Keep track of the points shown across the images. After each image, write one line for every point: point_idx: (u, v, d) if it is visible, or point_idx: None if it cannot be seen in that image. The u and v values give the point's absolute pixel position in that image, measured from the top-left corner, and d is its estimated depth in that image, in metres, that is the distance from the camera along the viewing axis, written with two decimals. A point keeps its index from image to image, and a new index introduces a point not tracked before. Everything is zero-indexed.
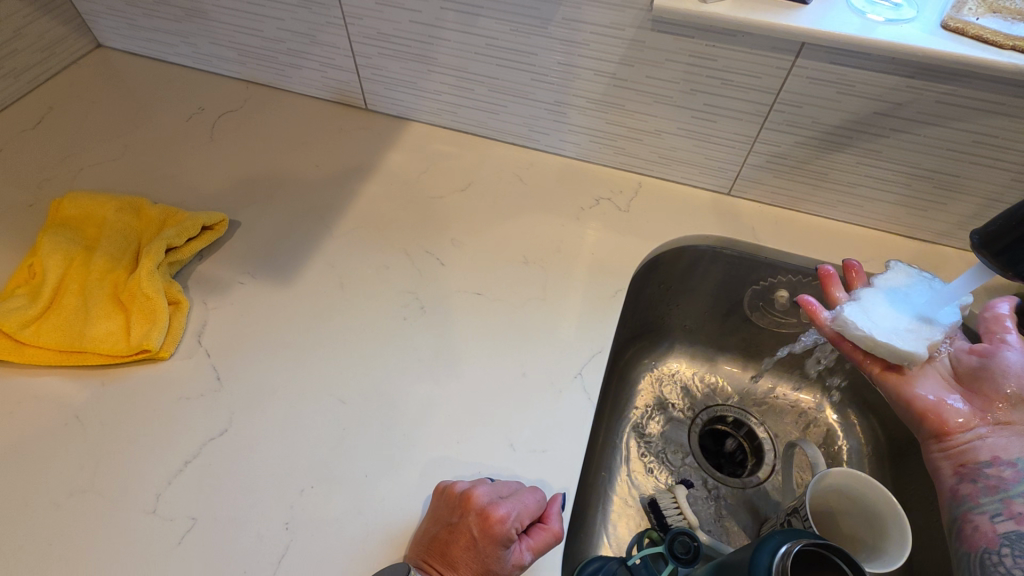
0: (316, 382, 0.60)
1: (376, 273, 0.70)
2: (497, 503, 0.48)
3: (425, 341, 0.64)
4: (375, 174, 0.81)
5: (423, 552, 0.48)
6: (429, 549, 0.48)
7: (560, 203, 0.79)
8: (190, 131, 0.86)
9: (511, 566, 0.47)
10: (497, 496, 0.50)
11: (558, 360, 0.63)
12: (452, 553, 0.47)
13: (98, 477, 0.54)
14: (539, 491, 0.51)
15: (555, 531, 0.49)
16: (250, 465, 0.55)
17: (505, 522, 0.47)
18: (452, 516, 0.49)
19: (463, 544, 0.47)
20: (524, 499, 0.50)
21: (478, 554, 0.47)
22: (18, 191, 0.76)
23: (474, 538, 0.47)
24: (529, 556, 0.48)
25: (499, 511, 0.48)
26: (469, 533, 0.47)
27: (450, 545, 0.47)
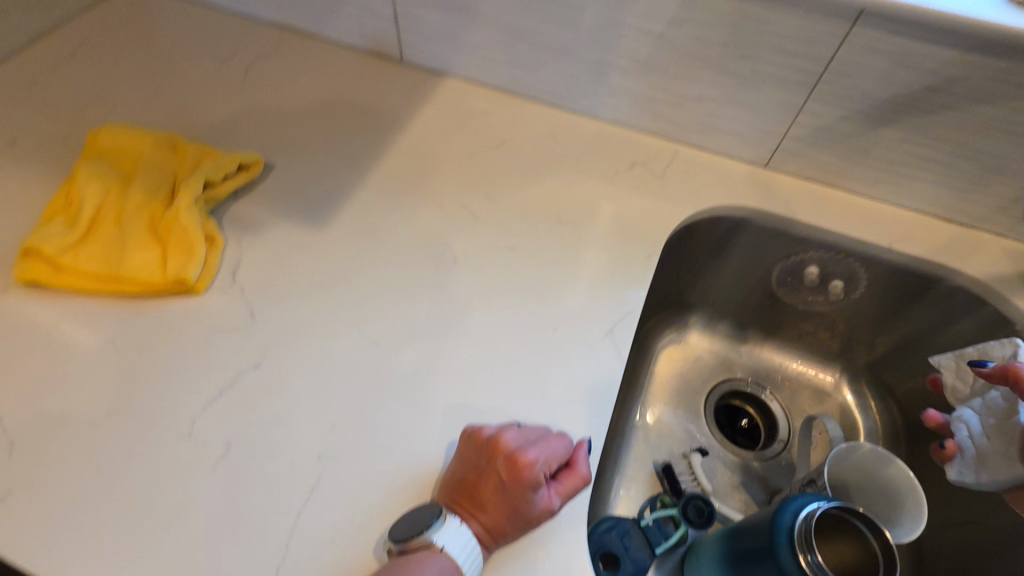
0: (347, 324, 0.61)
1: (409, 223, 0.70)
2: (525, 448, 0.50)
3: (456, 291, 0.64)
4: (408, 126, 0.80)
5: (452, 493, 0.50)
6: (458, 490, 0.49)
7: (594, 165, 0.78)
8: (225, 73, 0.85)
9: (541, 510, 0.48)
10: (525, 441, 0.51)
11: (589, 318, 0.63)
12: (481, 495, 0.48)
13: (134, 400, 0.55)
14: (565, 437, 0.52)
15: (582, 475, 0.50)
16: (282, 398, 0.55)
17: (534, 466, 0.48)
18: (479, 459, 0.50)
19: (488, 480, 0.49)
20: (550, 445, 0.50)
21: (507, 495, 0.48)
22: (53, 121, 0.76)
23: (503, 481, 0.48)
24: (559, 501, 0.49)
25: (527, 456, 0.49)
26: (497, 475, 0.49)
27: (480, 487, 0.49)
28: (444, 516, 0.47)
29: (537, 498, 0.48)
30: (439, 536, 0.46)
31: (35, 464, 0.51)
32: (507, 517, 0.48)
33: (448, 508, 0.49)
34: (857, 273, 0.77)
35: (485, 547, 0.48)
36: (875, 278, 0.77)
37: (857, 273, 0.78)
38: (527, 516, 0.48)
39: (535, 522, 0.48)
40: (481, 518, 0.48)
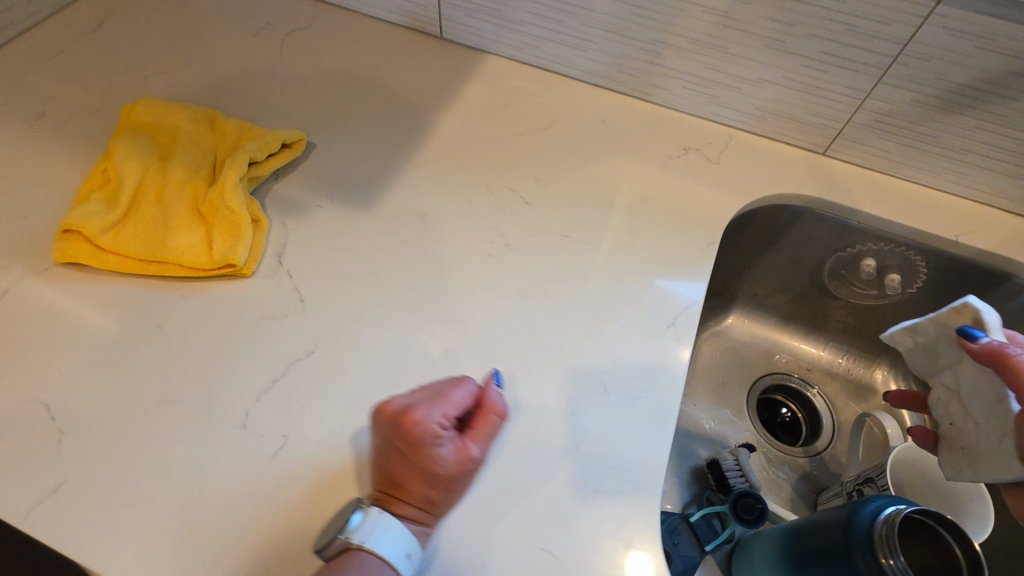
0: (401, 312, 0.58)
1: (459, 207, 0.67)
2: (418, 409, 0.47)
3: (512, 279, 0.62)
4: (452, 106, 0.77)
5: (380, 481, 0.47)
6: (389, 477, 0.47)
7: (647, 149, 0.75)
8: (259, 48, 0.82)
9: (471, 463, 0.47)
10: (417, 401, 0.48)
11: (646, 307, 0.61)
12: (407, 475, 0.46)
13: (184, 388, 0.52)
14: (462, 381, 0.50)
15: (497, 413, 0.49)
16: (339, 388, 0.53)
17: (454, 426, 0.46)
18: (395, 440, 0.47)
19: (393, 459, 0.47)
20: (460, 397, 0.48)
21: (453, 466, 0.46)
22: (84, 95, 0.73)
23: (418, 454, 0.46)
24: None
25: (429, 418, 0.46)
26: (410, 450, 0.46)
27: (406, 468, 0.46)
28: (363, 510, 0.45)
29: (444, 452, 0.46)
30: (355, 533, 0.44)
31: (84, 450, 0.49)
32: (459, 487, 0.46)
33: (369, 502, 0.46)
34: (916, 265, 0.75)
35: (429, 519, 0.46)
36: (935, 271, 0.74)
37: (917, 264, 0.75)
38: (444, 476, 0.46)
39: (457, 476, 0.47)
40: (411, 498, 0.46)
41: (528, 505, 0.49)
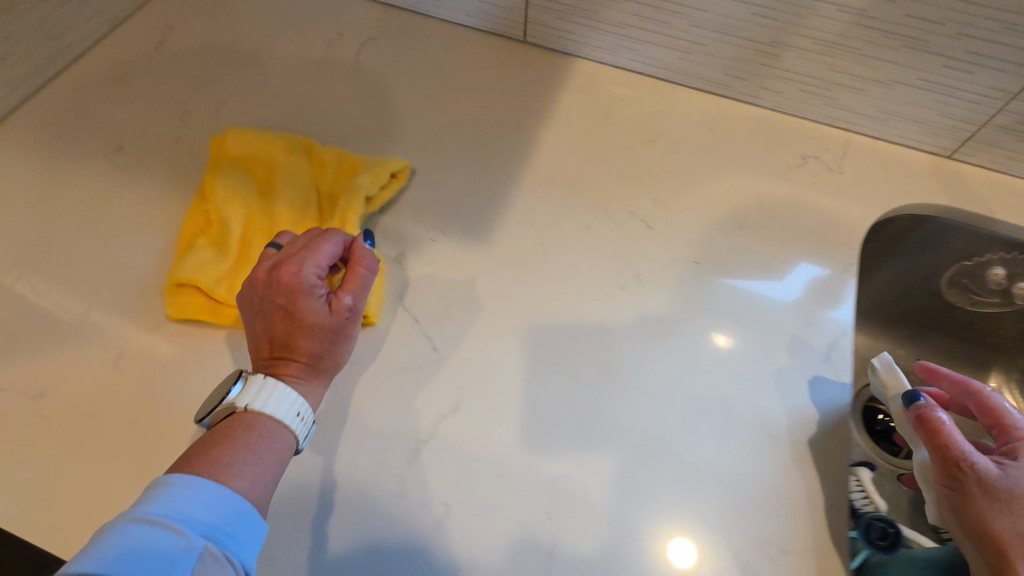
0: (540, 358, 0.56)
1: (579, 235, 0.63)
2: (286, 262, 0.48)
3: (649, 315, 0.59)
4: (550, 119, 0.72)
5: (261, 339, 0.48)
6: (263, 335, 0.48)
7: (763, 160, 0.70)
8: (333, 61, 0.75)
9: (334, 312, 0.48)
10: (287, 255, 0.49)
11: (742, 321, 0.59)
12: (276, 329, 0.47)
13: (332, 456, 0.50)
14: (333, 235, 0.51)
15: (361, 261, 0.50)
16: (494, 448, 0.51)
17: (304, 272, 0.47)
18: (261, 297, 0.48)
19: (276, 303, 0.47)
20: (315, 244, 0.49)
21: (297, 313, 0.47)
22: (160, 125, 0.68)
23: (282, 304, 0.47)
24: (350, 299, 0.49)
25: (290, 267, 0.48)
26: (277, 303, 0.47)
27: (270, 324, 0.47)
28: (245, 379, 0.45)
29: (319, 305, 0.47)
30: (243, 397, 0.44)
31: None
32: (307, 337, 0.47)
33: (254, 370, 0.47)
34: None
35: (315, 377, 0.48)
36: None
37: None
38: (322, 325, 0.47)
39: (336, 327, 0.48)
40: (303, 352, 0.47)
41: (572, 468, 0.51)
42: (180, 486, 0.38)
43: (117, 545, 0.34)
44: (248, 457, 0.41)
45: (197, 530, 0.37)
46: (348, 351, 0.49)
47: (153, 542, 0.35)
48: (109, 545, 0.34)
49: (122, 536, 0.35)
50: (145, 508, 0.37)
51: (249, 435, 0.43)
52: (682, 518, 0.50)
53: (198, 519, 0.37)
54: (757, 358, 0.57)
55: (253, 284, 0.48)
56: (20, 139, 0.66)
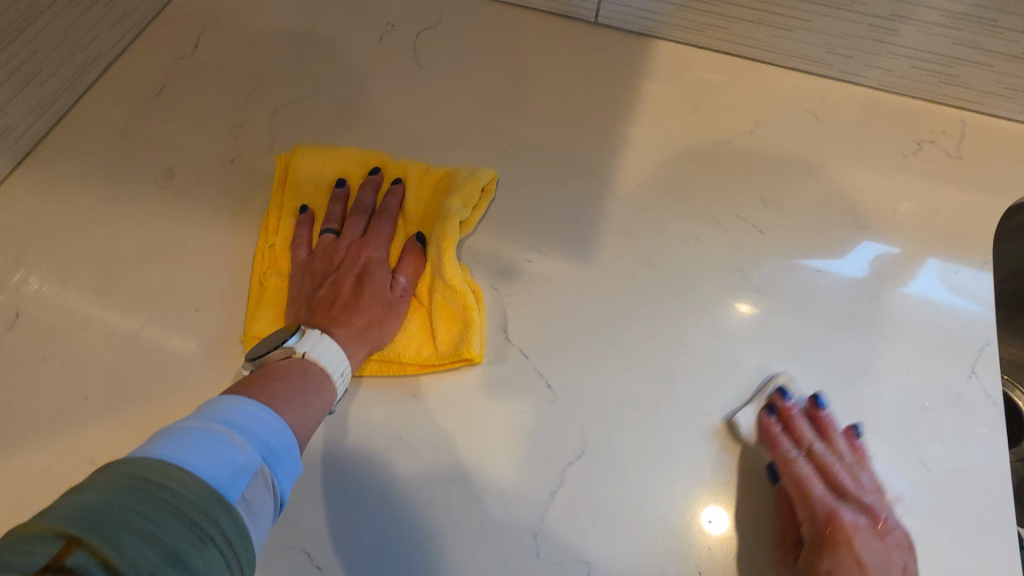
0: (663, 391, 0.51)
1: (687, 247, 0.58)
2: (348, 242, 0.52)
3: (773, 334, 0.54)
4: (636, 113, 0.65)
5: (314, 312, 0.48)
6: (316, 305, 0.48)
7: (873, 149, 0.64)
8: (388, 56, 0.68)
9: (389, 289, 0.50)
10: (350, 236, 0.53)
11: (860, 327, 0.55)
12: (332, 300, 0.48)
13: (456, 514, 0.47)
14: (388, 218, 0.54)
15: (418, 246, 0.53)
16: (630, 494, 0.48)
17: (367, 249, 0.52)
18: (323, 270, 0.51)
19: (344, 276, 0.50)
20: (376, 231, 0.53)
21: (356, 286, 0.49)
22: (211, 143, 0.61)
23: (342, 278, 0.50)
24: (405, 278, 0.51)
25: (353, 245, 0.52)
26: (336, 277, 0.50)
27: (326, 296, 0.49)
28: (301, 331, 0.44)
29: (379, 276, 0.50)
30: (300, 345, 0.43)
31: None
32: (362, 307, 0.48)
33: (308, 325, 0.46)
34: None
35: (360, 341, 0.46)
36: None
37: None
38: (378, 297, 0.49)
39: (392, 301, 0.49)
40: (356, 322, 0.47)
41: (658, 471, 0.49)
42: (244, 407, 0.36)
43: (183, 441, 0.32)
44: (299, 398, 0.40)
45: (258, 450, 0.35)
46: (394, 330, 0.49)
47: (221, 446, 0.33)
48: (176, 438, 0.32)
49: (190, 432, 0.33)
50: (211, 414, 0.35)
51: (305, 379, 0.42)
52: (788, 529, 0.48)
53: (253, 434, 0.35)
54: (853, 350, 0.54)
55: (313, 265, 0.51)
56: (59, 167, 0.59)
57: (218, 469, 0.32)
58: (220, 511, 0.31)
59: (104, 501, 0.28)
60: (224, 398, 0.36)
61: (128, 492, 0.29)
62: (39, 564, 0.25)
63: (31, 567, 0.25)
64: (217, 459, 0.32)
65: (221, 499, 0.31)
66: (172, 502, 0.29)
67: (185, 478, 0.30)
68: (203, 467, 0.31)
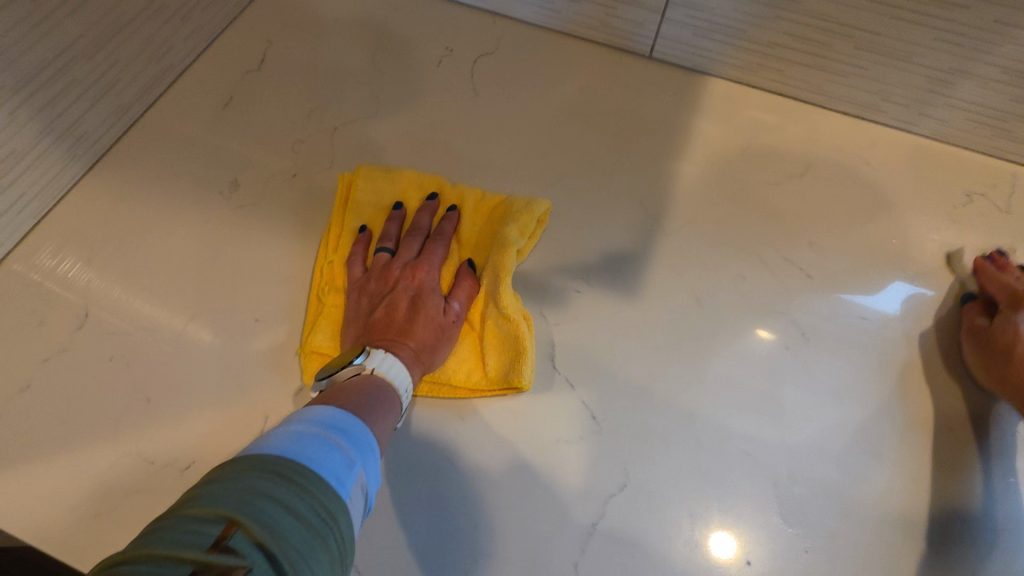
0: (706, 429, 0.52)
1: (734, 286, 0.58)
2: (404, 263, 0.53)
3: (818, 379, 0.55)
4: (687, 150, 0.66)
5: (369, 333, 0.49)
6: (371, 327, 0.50)
7: (923, 198, 0.64)
8: (446, 80, 0.70)
9: (443, 314, 0.51)
10: (405, 258, 0.54)
11: (903, 375, 0.55)
12: (388, 322, 0.50)
13: (498, 538, 0.48)
14: (443, 240, 0.55)
15: (471, 272, 0.54)
16: (670, 531, 0.49)
17: (422, 273, 0.52)
18: (379, 291, 0.52)
19: (399, 298, 0.51)
20: (432, 253, 0.54)
21: (411, 309, 0.50)
22: (274, 157, 0.63)
23: (398, 302, 0.51)
24: (458, 304, 0.52)
25: (408, 267, 0.53)
26: (391, 299, 0.51)
27: (382, 317, 0.50)
28: (367, 351, 0.46)
29: (433, 301, 0.51)
30: (369, 363, 0.45)
31: None
32: (417, 331, 0.49)
33: (369, 346, 0.47)
34: None
35: (416, 366, 0.48)
36: None
37: None
38: (433, 322, 0.50)
39: (444, 327, 0.50)
40: (412, 346, 0.48)
41: (698, 508, 0.50)
42: (339, 414, 0.37)
43: (293, 442, 0.33)
44: (375, 413, 0.41)
45: (355, 453, 0.35)
46: (445, 355, 0.50)
47: (328, 447, 0.34)
48: (286, 438, 0.34)
49: (300, 434, 0.34)
50: (311, 418, 0.36)
51: (378, 393, 0.43)
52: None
53: (351, 438, 0.36)
54: (898, 400, 0.54)
55: (368, 284, 0.53)
56: (130, 172, 0.62)
57: (328, 467, 0.33)
58: (338, 507, 0.32)
59: (245, 488, 0.29)
60: (318, 408, 0.38)
61: (263, 480, 0.30)
62: (208, 541, 0.27)
63: (202, 543, 0.26)
64: (328, 462, 0.33)
65: (335, 494, 0.32)
66: (302, 495, 0.30)
67: (306, 473, 0.32)
68: (318, 467, 0.33)
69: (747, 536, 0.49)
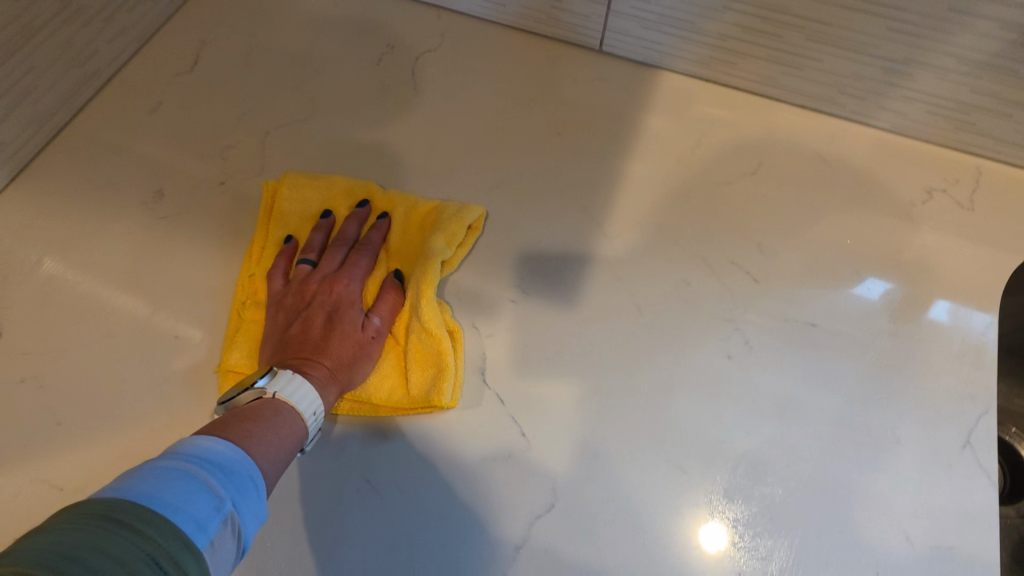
0: (640, 444, 0.50)
1: (677, 293, 0.56)
2: (324, 276, 0.51)
3: (762, 389, 0.52)
4: (634, 149, 0.63)
5: (282, 352, 0.47)
6: (286, 345, 0.48)
7: (880, 196, 0.61)
8: (385, 79, 0.67)
9: (362, 330, 0.49)
10: (326, 271, 0.52)
11: (850, 384, 0.53)
12: (302, 339, 0.48)
13: (418, 562, 0.47)
14: (367, 250, 0.53)
15: (395, 283, 0.52)
16: (597, 553, 0.47)
17: (342, 286, 0.50)
18: (296, 306, 0.50)
19: (315, 314, 0.49)
20: (355, 265, 0.52)
21: (328, 325, 0.48)
22: (202, 164, 0.61)
23: (314, 317, 0.49)
24: (379, 318, 0.50)
25: (328, 280, 0.51)
26: (308, 315, 0.49)
27: (298, 335, 0.48)
28: (272, 372, 0.44)
29: (352, 316, 0.49)
30: (271, 386, 0.43)
31: None
32: (332, 349, 0.47)
33: (280, 366, 0.45)
34: None
35: (331, 386, 0.46)
36: None
37: None
38: (350, 339, 0.48)
39: (363, 343, 0.49)
40: (326, 365, 0.46)
41: (629, 527, 0.48)
42: (214, 448, 0.35)
43: (154, 482, 0.31)
44: (270, 441, 0.39)
45: (229, 492, 0.34)
46: (365, 373, 0.48)
47: (192, 486, 0.32)
48: (148, 477, 0.31)
49: (163, 471, 0.32)
50: (185, 452, 0.34)
51: (277, 420, 0.41)
52: None
53: (223, 475, 0.34)
54: (845, 410, 0.52)
55: (286, 299, 0.51)
56: (50, 183, 0.59)
57: (188, 511, 0.31)
58: (190, 556, 0.30)
59: (74, 540, 0.27)
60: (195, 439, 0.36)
61: (100, 530, 0.27)
62: None
63: None
64: (188, 503, 0.31)
65: (189, 543, 0.30)
66: (145, 544, 0.28)
67: (157, 519, 0.29)
68: (175, 509, 0.30)
69: (679, 559, 0.47)
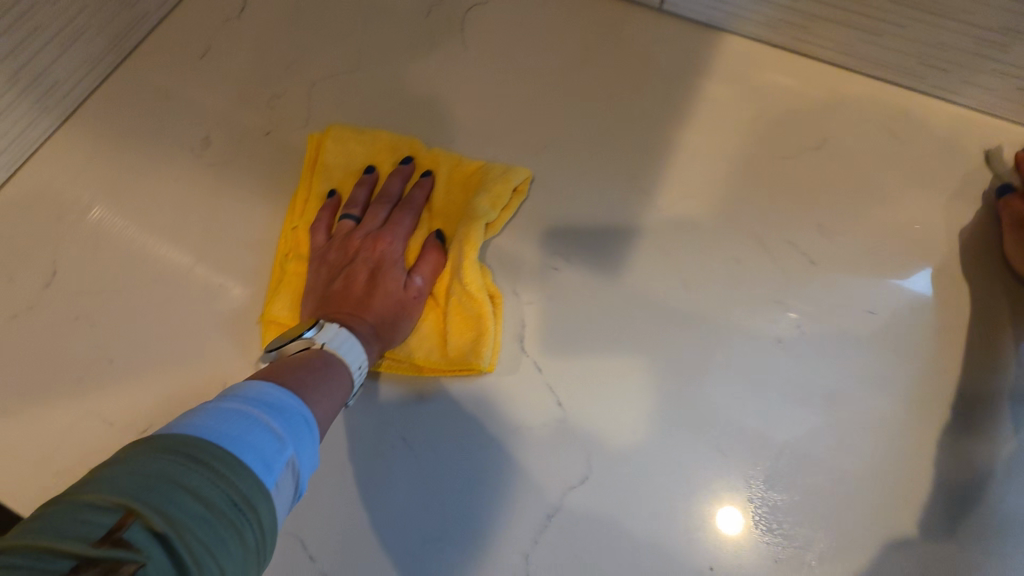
0: (678, 423, 0.49)
1: (727, 270, 0.53)
2: (366, 233, 0.51)
3: (810, 375, 0.50)
4: (691, 116, 0.60)
5: (325, 306, 0.47)
6: (328, 299, 0.48)
7: (957, 179, 0.57)
8: (433, 32, 0.64)
9: (404, 288, 0.48)
10: (368, 227, 0.51)
11: (907, 376, 0.50)
12: (345, 295, 0.47)
13: (449, 521, 0.47)
14: (410, 209, 0.52)
15: (437, 243, 0.51)
16: (628, 528, 0.47)
17: (385, 243, 0.50)
18: (339, 261, 0.49)
19: (357, 270, 0.48)
20: (398, 223, 0.51)
21: (370, 282, 0.48)
22: (249, 113, 0.60)
23: (357, 273, 0.48)
24: (421, 278, 0.49)
25: (371, 237, 0.50)
26: (350, 270, 0.48)
27: (340, 289, 0.48)
28: (319, 324, 0.44)
29: (395, 274, 0.49)
30: (319, 337, 0.43)
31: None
32: (375, 305, 0.47)
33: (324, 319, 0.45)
34: None
35: (373, 341, 0.45)
36: None
37: None
38: (392, 296, 0.48)
39: (405, 302, 0.48)
40: (368, 321, 0.46)
41: (662, 506, 0.47)
42: (273, 392, 0.35)
43: (221, 421, 0.31)
44: (321, 389, 0.39)
45: (288, 435, 0.33)
46: (406, 331, 0.48)
47: (258, 428, 0.32)
48: (216, 416, 0.32)
49: (230, 411, 0.32)
50: (245, 395, 0.34)
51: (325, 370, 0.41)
52: None
53: (283, 419, 0.34)
54: (898, 404, 0.50)
55: (328, 253, 0.50)
56: (102, 127, 0.60)
57: (256, 451, 0.31)
58: (259, 496, 0.30)
59: (151, 472, 0.28)
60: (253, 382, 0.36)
61: (176, 464, 0.28)
62: (100, 532, 0.25)
63: (93, 534, 0.25)
64: (256, 444, 0.31)
65: (257, 480, 0.30)
66: (217, 482, 0.29)
67: (226, 456, 0.30)
68: (243, 449, 0.30)
69: (712, 543, 0.46)
